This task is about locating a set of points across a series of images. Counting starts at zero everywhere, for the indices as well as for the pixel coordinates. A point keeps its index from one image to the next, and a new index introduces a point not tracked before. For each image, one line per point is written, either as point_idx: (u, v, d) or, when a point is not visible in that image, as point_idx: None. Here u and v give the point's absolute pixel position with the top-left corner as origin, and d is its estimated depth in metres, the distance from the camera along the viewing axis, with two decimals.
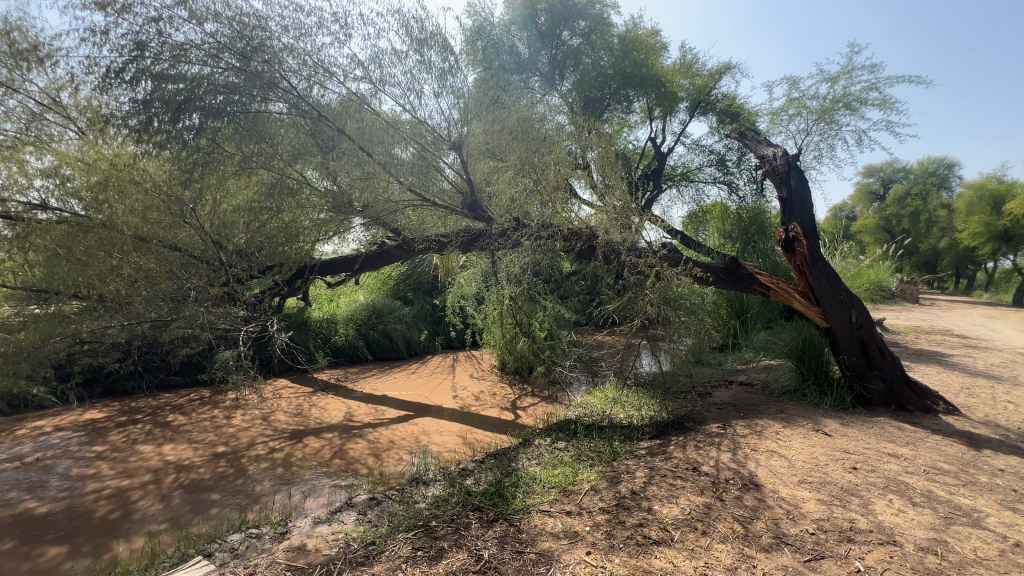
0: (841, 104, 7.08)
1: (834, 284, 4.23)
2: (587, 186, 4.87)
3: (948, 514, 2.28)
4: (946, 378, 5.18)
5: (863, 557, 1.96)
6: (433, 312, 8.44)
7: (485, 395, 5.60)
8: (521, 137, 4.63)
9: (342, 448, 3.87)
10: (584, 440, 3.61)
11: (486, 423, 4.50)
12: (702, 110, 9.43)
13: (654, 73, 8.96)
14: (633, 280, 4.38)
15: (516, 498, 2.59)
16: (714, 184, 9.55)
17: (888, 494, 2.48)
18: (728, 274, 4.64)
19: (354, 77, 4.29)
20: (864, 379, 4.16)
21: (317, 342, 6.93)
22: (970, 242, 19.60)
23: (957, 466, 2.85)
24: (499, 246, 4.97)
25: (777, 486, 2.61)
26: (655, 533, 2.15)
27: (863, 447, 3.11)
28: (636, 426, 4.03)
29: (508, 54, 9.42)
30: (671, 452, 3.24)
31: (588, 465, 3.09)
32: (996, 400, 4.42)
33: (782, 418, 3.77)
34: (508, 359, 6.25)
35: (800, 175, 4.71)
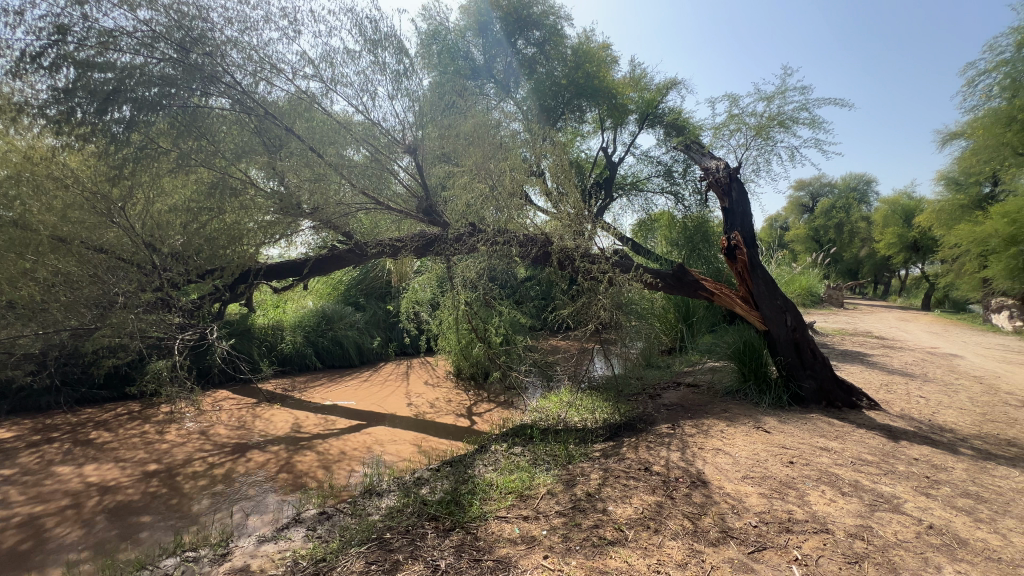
0: (775, 122, 7.60)
1: (771, 290, 4.51)
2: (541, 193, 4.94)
3: (872, 502, 2.48)
4: (868, 376, 5.65)
5: (799, 546, 2.09)
6: (386, 318, 8.22)
7: (439, 402, 5.51)
8: (476, 142, 4.68)
9: (289, 461, 3.70)
10: (540, 444, 3.63)
11: (441, 431, 4.43)
12: (651, 122, 9.82)
13: (605, 85, 9.26)
14: (586, 285, 4.50)
15: (472, 506, 2.56)
16: (662, 194, 9.97)
17: (820, 485, 2.66)
18: (676, 280, 4.82)
19: (303, 75, 4.15)
20: (798, 378, 4.45)
21: (261, 350, 6.56)
22: (886, 251, 21.50)
23: (878, 456, 3.11)
24: (455, 251, 4.86)
25: (722, 482, 2.74)
26: (610, 533, 2.20)
27: (798, 442, 3.32)
28: (590, 428, 4.10)
29: (463, 59, 9.48)
30: (624, 453, 3.32)
31: (543, 469, 3.11)
32: (911, 395, 4.87)
33: (726, 417, 3.96)
34: (463, 365, 6.20)
35: (740, 187, 4.99)
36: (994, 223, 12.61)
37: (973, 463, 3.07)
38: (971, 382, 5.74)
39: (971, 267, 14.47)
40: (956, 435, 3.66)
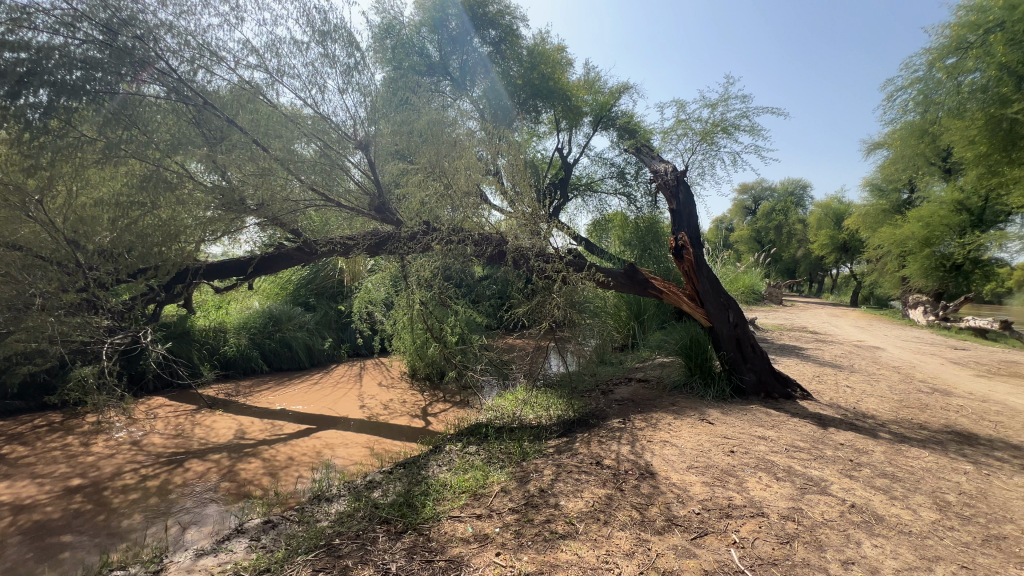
0: (719, 128, 7.97)
1: (715, 288, 4.74)
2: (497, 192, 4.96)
3: (803, 485, 2.67)
4: (802, 368, 6.05)
5: (738, 530, 2.21)
6: (338, 318, 7.98)
7: (393, 403, 5.43)
8: (430, 140, 4.67)
9: (232, 469, 3.52)
10: (495, 442, 3.64)
11: (395, 432, 4.36)
12: (604, 125, 10.03)
13: (560, 87, 9.40)
14: (541, 284, 4.57)
15: (425, 507, 2.54)
16: (615, 195, 10.24)
17: (758, 472, 2.83)
18: (627, 279, 4.96)
19: (246, 64, 3.95)
20: (740, 372, 4.70)
21: (202, 354, 6.21)
22: (819, 252, 23.13)
23: (809, 443, 3.34)
24: (408, 250, 4.77)
25: (669, 472, 2.86)
26: (561, 527, 2.24)
27: (738, 432, 3.51)
28: (544, 425, 4.14)
29: (418, 55, 9.35)
30: (576, 448, 3.39)
31: (497, 467, 3.13)
32: (838, 385, 5.27)
33: (673, 410, 4.13)
34: (419, 365, 6.13)
35: (686, 189, 5.21)
36: (911, 226, 13.96)
37: (890, 446, 3.36)
38: (889, 371, 6.28)
39: (891, 267, 15.82)
40: (876, 421, 3.99)
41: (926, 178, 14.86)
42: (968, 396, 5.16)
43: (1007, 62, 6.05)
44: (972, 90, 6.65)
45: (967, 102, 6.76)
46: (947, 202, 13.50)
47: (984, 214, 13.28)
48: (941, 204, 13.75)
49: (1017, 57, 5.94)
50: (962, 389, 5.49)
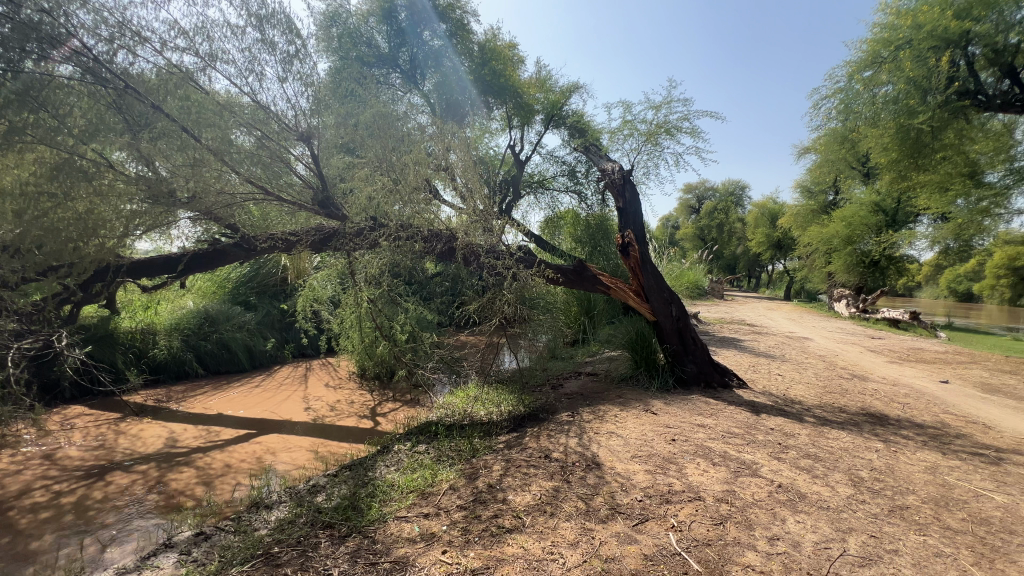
0: (663, 129, 8.26)
1: (658, 284, 4.93)
2: (448, 189, 4.90)
3: (737, 469, 2.83)
4: (739, 359, 6.42)
5: (676, 514, 2.32)
6: (281, 318, 7.63)
7: (340, 404, 5.27)
8: (377, 134, 4.58)
9: (161, 480, 3.29)
10: (444, 440, 3.62)
11: (343, 434, 4.23)
12: (555, 123, 10.13)
13: (511, 84, 9.43)
14: (491, 281, 4.58)
15: (371, 509, 2.49)
16: (566, 192, 10.40)
17: (696, 458, 2.97)
18: (576, 275, 5.05)
19: (174, 47, 3.69)
20: (682, 363, 4.91)
21: (127, 358, 5.75)
22: (757, 249, 24.62)
23: (743, 429, 3.55)
24: (354, 247, 4.57)
25: (614, 462, 2.95)
26: (508, 521, 2.26)
27: (679, 421, 3.68)
28: (495, 420, 4.15)
29: (366, 46, 9.17)
30: (526, 443, 3.43)
31: (447, 465, 3.11)
32: (771, 373, 5.64)
33: (620, 402, 4.26)
34: (368, 364, 5.98)
35: (632, 188, 5.36)
36: (836, 226, 15.25)
37: (814, 429, 3.63)
38: (816, 360, 6.78)
39: (819, 263, 17.09)
40: (802, 406, 4.30)
41: (848, 181, 16.17)
42: (882, 380, 5.66)
43: (914, 76, 6.71)
44: (884, 101, 7.23)
45: (881, 112, 7.34)
46: (866, 204, 14.79)
47: (898, 215, 14.60)
48: (861, 205, 15.04)
49: (923, 72, 6.63)
50: (877, 374, 6.02)
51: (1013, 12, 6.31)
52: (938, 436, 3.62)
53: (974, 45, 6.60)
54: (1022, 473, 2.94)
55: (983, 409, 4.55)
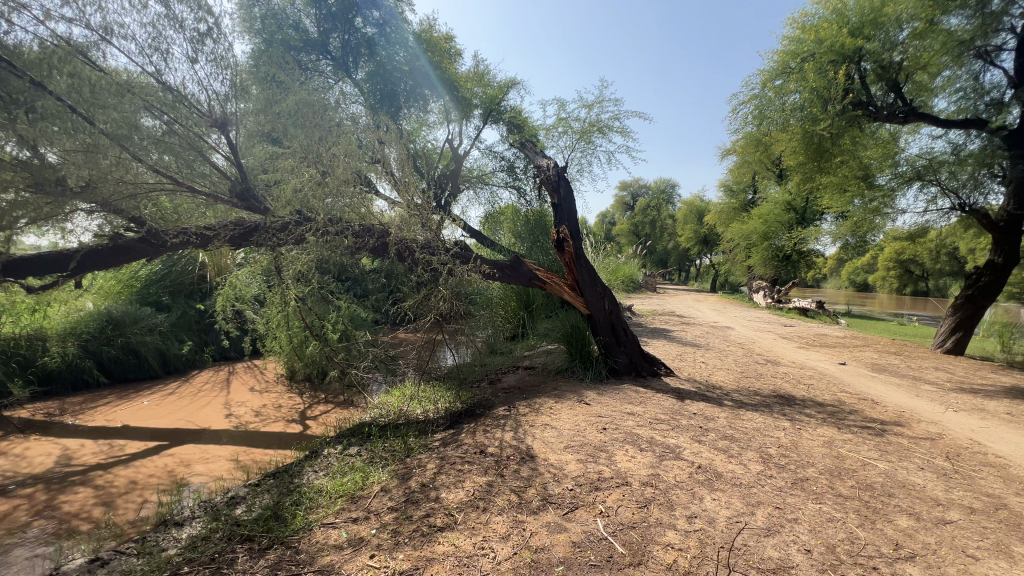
0: (595, 128, 8.48)
1: (592, 279, 5.08)
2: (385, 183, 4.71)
3: (661, 453, 2.99)
4: (668, 348, 6.78)
5: (604, 500, 2.41)
6: (199, 319, 7.07)
7: (267, 409, 4.98)
8: (303, 124, 4.36)
9: (50, 504, 2.94)
10: (378, 441, 3.52)
11: (268, 440, 4.00)
12: (494, 118, 10.02)
13: (445, 77, 9.43)
14: (426, 277, 4.50)
15: (295, 518, 2.37)
16: (506, 188, 10.41)
17: (625, 445, 3.10)
18: (512, 271, 5.08)
19: (60, 16, 3.29)
20: (614, 354, 5.11)
21: (10, 368, 5.09)
22: (686, 244, 26.12)
23: (669, 415, 3.75)
24: (278, 243, 4.24)
25: (547, 454, 3.02)
26: (440, 519, 2.24)
27: (610, 410, 3.83)
28: (431, 418, 4.10)
29: (291, 29, 8.58)
30: (462, 439, 3.42)
31: (379, 467, 3.03)
32: (696, 361, 6.00)
33: (555, 395, 4.35)
34: (297, 365, 5.71)
35: (567, 184, 5.47)
36: (755, 223, 16.49)
37: (731, 412, 3.91)
38: (736, 347, 7.30)
39: (740, 257, 18.43)
40: (722, 390, 4.62)
41: (765, 182, 17.55)
42: (791, 364, 6.20)
43: (817, 87, 7.38)
44: (792, 108, 7.88)
45: (789, 118, 7.97)
46: (780, 203, 16.15)
47: (806, 213, 16.06)
48: (776, 204, 16.39)
49: (823, 83, 7.30)
50: (787, 359, 6.59)
51: (897, 32, 7.09)
52: (835, 413, 4.02)
53: (866, 62, 7.33)
54: (901, 442, 3.33)
55: (872, 387, 5.11)
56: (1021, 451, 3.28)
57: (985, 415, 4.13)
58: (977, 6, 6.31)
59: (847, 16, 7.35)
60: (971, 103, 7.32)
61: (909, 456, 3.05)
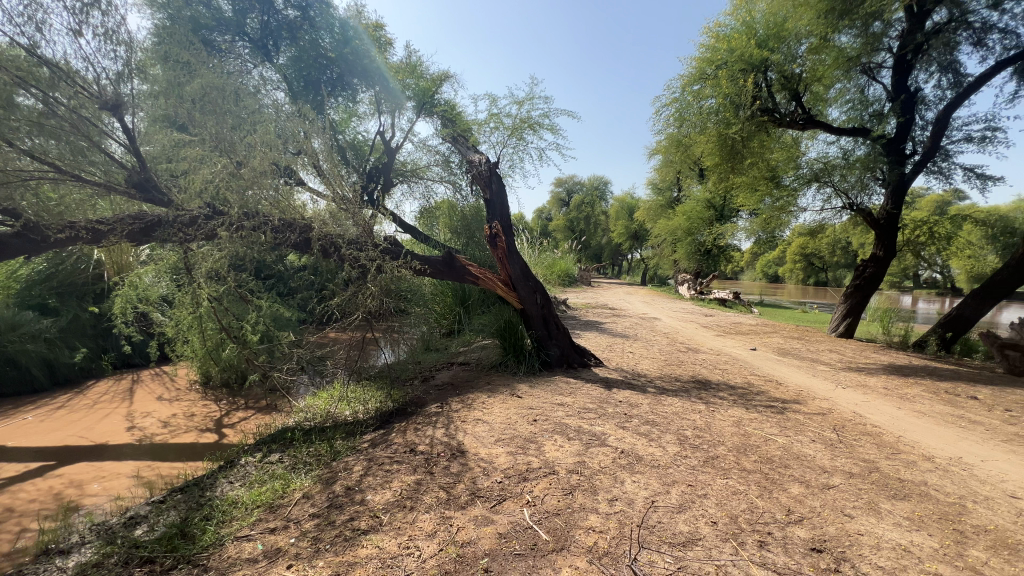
0: (527, 125, 8.59)
1: (525, 274, 5.15)
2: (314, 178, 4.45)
3: (588, 441, 3.10)
4: (599, 340, 7.04)
5: (532, 490, 2.46)
6: (96, 323, 6.37)
7: (177, 418, 4.59)
8: (212, 110, 4.02)
9: None
10: (302, 446, 3.37)
11: (178, 453, 3.69)
12: (428, 111, 9.84)
13: (376, 67, 9.23)
14: (353, 274, 4.35)
15: (205, 533, 2.21)
16: (443, 183, 10.11)
17: (554, 436, 3.19)
18: (445, 267, 5.03)
19: None
20: (546, 348, 5.23)
21: None
22: (618, 239, 27.22)
23: (597, 404, 3.90)
24: (186, 238, 3.89)
25: (478, 448, 3.03)
26: (364, 522, 2.18)
27: (541, 402, 3.92)
28: (360, 419, 3.98)
29: (202, 6, 7.89)
30: (392, 439, 3.35)
31: (302, 473, 2.90)
32: (624, 351, 6.28)
33: (488, 389, 4.38)
34: (213, 370, 5.31)
35: (498, 180, 5.48)
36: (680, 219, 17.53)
37: (653, 398, 4.14)
38: (661, 337, 7.73)
39: (667, 252, 19.52)
40: (646, 378, 4.88)
41: (688, 180, 18.68)
42: (709, 351, 6.67)
43: (729, 93, 7.92)
44: (709, 112, 8.45)
45: (708, 121, 8.50)
46: (701, 201, 17.26)
47: (724, 210, 17.28)
48: (699, 201, 17.51)
49: (735, 90, 7.82)
50: (706, 346, 7.08)
51: (797, 46, 7.78)
52: (744, 394, 4.39)
53: (771, 71, 7.87)
54: (797, 418, 3.70)
55: (777, 369, 5.62)
56: (892, 420, 3.76)
57: (867, 390, 4.69)
58: (861, 27, 7.12)
59: (755, 29, 8.02)
60: (859, 113, 8.35)
61: (804, 430, 3.39)
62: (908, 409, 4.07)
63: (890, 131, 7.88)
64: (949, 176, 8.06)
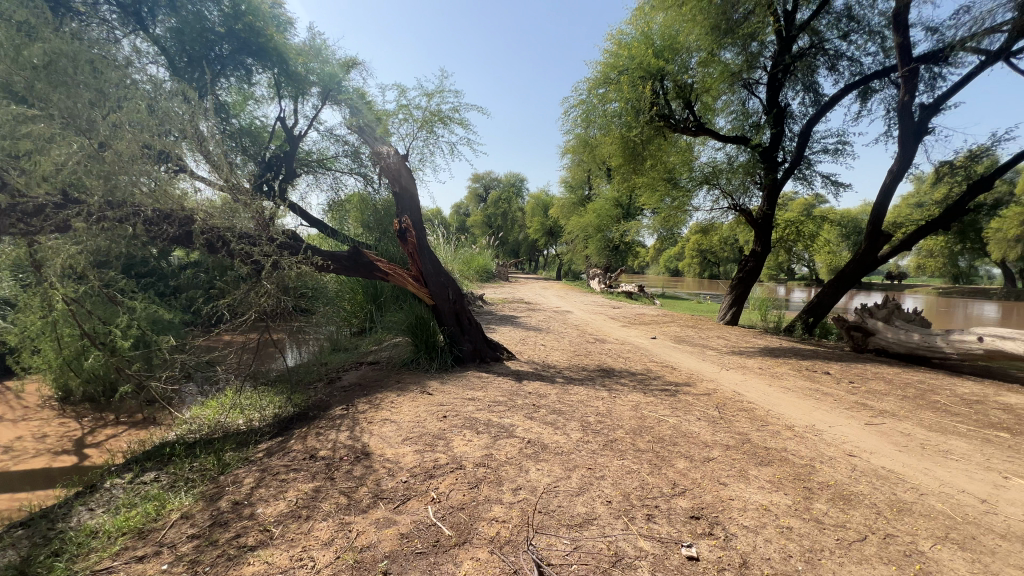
0: (437, 118, 8.47)
1: (436, 269, 5.08)
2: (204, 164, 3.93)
3: (496, 433, 3.15)
4: (513, 333, 7.18)
5: (438, 487, 2.44)
6: None
7: (25, 441, 3.92)
8: (64, 81, 3.43)
9: None
10: (183, 461, 3.04)
11: (23, 482, 3.15)
12: (333, 99, 9.66)
13: (273, 47, 8.54)
14: (246, 270, 3.99)
15: (52, 572, 1.91)
16: (351, 175, 9.82)
17: (463, 430, 3.20)
18: (351, 262, 4.80)
19: None
20: (459, 343, 5.22)
21: None
22: (534, 235, 27.92)
23: (507, 396, 3.97)
24: (30, 230, 3.31)
25: (384, 449, 2.95)
26: (252, 538, 2.03)
27: (452, 398, 3.90)
28: (254, 428, 3.68)
29: None
30: (290, 446, 3.15)
31: (182, 491, 2.61)
32: (536, 344, 6.46)
33: (397, 388, 4.27)
34: (74, 382, 4.61)
35: (407, 174, 5.33)
36: (590, 217, 18.41)
37: (561, 388, 4.31)
38: (572, 329, 8.08)
39: (580, 248, 20.44)
40: (555, 369, 5.06)
41: (598, 180, 19.67)
42: (615, 341, 7.10)
43: (629, 98, 8.40)
44: (612, 114, 8.89)
45: (612, 123, 8.97)
46: (610, 200, 18.26)
47: (630, 209, 18.45)
48: (607, 200, 18.50)
49: (634, 95, 8.31)
50: (612, 337, 7.52)
51: (689, 58, 8.44)
52: (643, 380, 4.73)
53: (667, 80, 8.45)
54: (686, 399, 4.07)
55: (673, 355, 6.13)
56: (764, 396, 4.27)
57: (745, 371, 5.28)
58: (742, 45, 7.96)
59: (653, 39, 8.57)
60: (741, 123, 9.32)
61: (691, 410, 3.73)
62: (777, 386, 4.65)
63: (765, 141, 8.86)
64: (811, 182, 9.28)
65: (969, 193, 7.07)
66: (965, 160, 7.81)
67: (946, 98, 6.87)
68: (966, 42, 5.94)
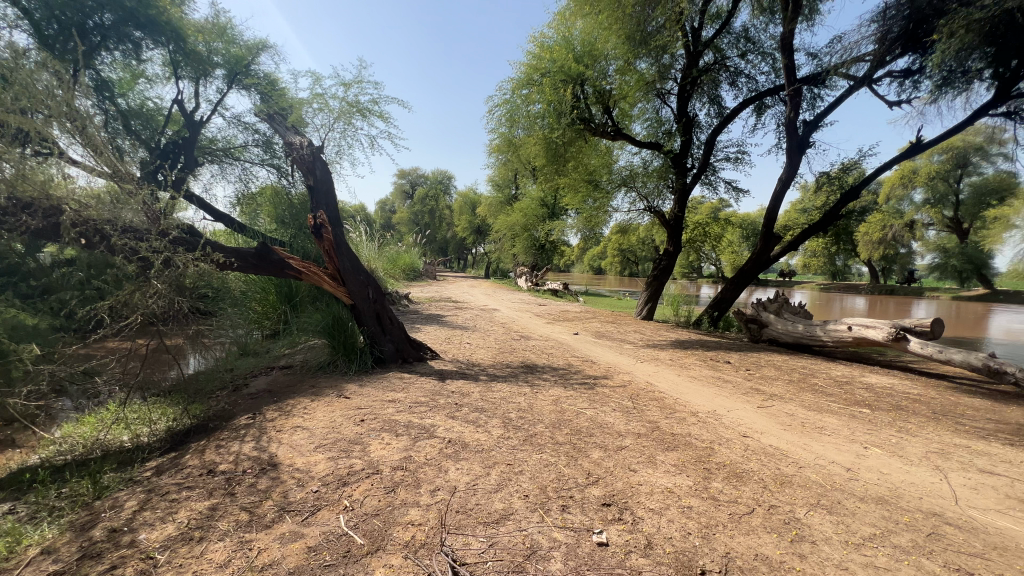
0: (355, 109, 8.10)
1: (354, 267, 4.86)
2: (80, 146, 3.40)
3: (416, 435, 3.07)
4: (438, 332, 7.07)
5: (351, 494, 2.33)
6: None
7: None
8: None
9: None
10: (49, 488, 2.64)
11: None
12: (241, 82, 9.06)
13: (167, 21, 7.67)
14: (130, 267, 3.55)
15: None
16: (262, 166, 9.12)
17: (381, 434, 3.08)
18: (258, 260, 4.45)
19: None
20: (380, 344, 5.04)
21: None
22: (462, 234, 27.76)
23: (429, 396, 3.90)
24: None
25: (293, 458, 2.76)
26: (132, 568, 1.81)
27: (370, 401, 3.75)
28: (142, 444, 3.29)
29: None
30: (185, 462, 2.85)
31: (46, 522, 2.27)
32: (461, 343, 6.41)
33: (311, 393, 4.04)
34: None
35: (323, 166, 5.03)
36: (517, 216, 18.64)
37: (484, 385, 4.31)
38: (497, 327, 8.12)
39: (507, 247, 20.64)
40: (480, 367, 5.05)
41: (525, 179, 19.99)
42: (539, 338, 7.24)
43: (552, 100, 8.61)
44: (537, 116, 9.06)
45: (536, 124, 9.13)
46: (536, 199, 18.61)
47: (556, 209, 18.93)
48: (534, 200, 18.85)
49: (556, 98, 8.53)
50: (537, 333, 7.66)
51: (608, 66, 8.80)
52: (564, 374, 4.86)
53: (588, 85, 8.74)
54: (604, 391, 4.24)
55: (593, 350, 6.37)
56: (673, 386, 4.57)
57: (658, 363, 5.62)
58: (654, 57, 8.43)
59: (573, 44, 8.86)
60: (655, 130, 9.89)
61: (607, 402, 3.90)
62: (685, 375, 4.99)
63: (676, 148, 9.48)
64: (716, 187, 10.08)
65: (841, 200, 8.05)
66: (838, 171, 8.91)
67: (824, 117, 7.77)
68: (840, 68, 6.73)
